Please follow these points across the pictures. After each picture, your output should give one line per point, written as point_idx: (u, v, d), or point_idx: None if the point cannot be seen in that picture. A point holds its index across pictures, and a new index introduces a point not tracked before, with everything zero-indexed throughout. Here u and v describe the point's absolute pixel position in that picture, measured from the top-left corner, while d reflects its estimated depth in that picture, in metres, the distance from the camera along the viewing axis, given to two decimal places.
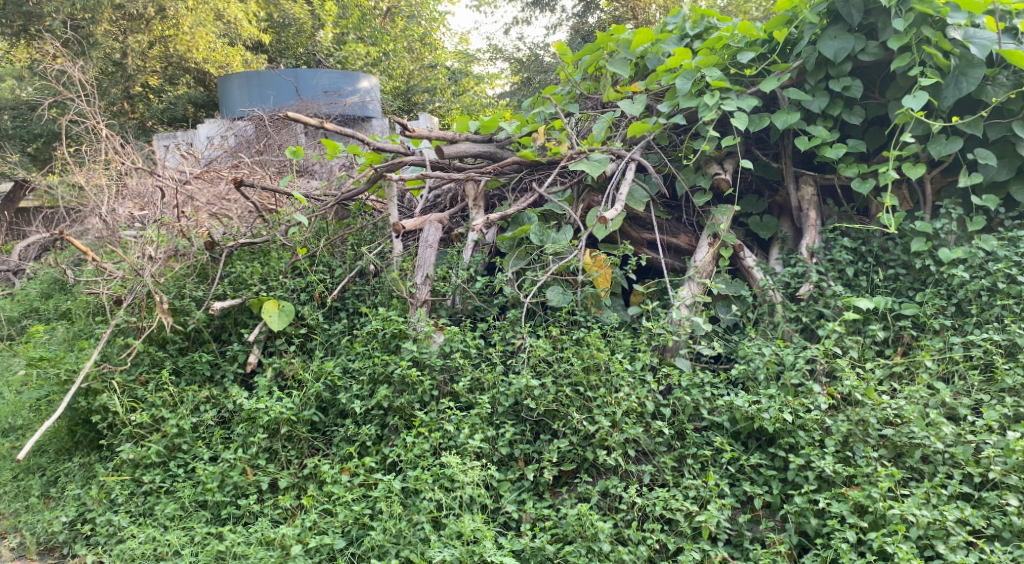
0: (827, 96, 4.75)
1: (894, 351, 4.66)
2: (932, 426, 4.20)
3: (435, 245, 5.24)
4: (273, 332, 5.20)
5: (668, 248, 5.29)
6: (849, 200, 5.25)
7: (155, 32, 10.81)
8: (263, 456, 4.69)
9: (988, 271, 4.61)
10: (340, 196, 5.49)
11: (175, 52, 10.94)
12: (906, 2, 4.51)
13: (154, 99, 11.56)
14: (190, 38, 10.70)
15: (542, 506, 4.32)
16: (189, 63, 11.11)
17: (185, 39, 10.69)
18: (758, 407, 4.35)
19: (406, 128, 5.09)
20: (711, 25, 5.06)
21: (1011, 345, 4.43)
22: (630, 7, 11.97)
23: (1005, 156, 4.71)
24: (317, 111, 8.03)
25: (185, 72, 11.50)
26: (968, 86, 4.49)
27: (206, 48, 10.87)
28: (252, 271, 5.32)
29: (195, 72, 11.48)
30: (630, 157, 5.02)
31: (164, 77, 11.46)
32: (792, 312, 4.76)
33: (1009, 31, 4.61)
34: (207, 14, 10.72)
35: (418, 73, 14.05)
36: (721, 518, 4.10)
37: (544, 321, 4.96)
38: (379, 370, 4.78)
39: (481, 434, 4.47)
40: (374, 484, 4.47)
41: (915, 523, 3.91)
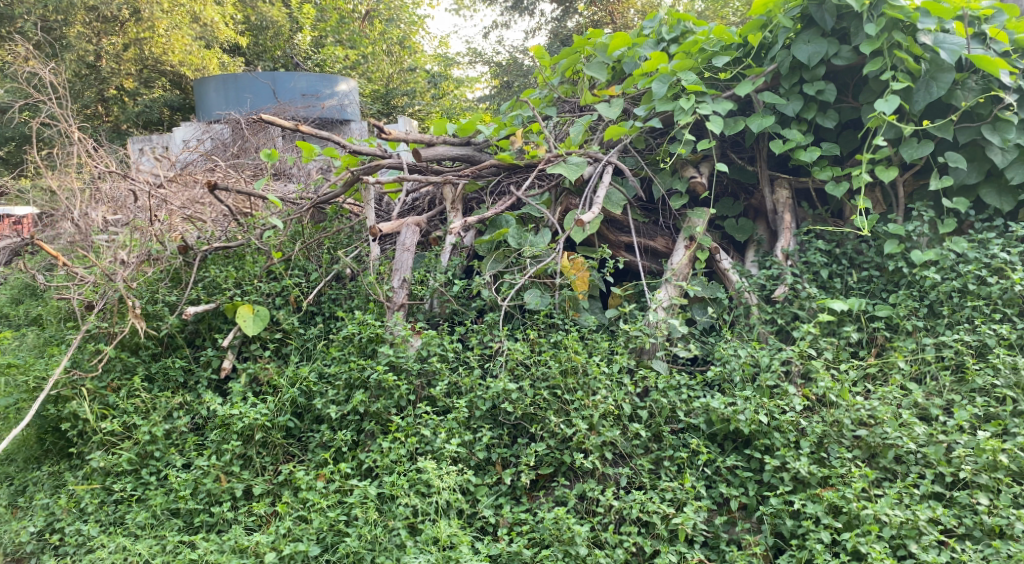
0: (801, 100, 4.81)
1: (868, 352, 4.71)
2: (905, 427, 4.25)
3: (413, 248, 5.21)
4: (247, 337, 5.15)
5: (645, 251, 5.32)
6: (823, 202, 5.32)
7: (130, 34, 10.65)
8: (238, 463, 4.64)
9: (958, 272, 4.68)
10: (315, 200, 5.42)
11: (151, 55, 10.86)
12: (878, 7, 4.57)
13: (129, 102, 11.49)
14: (166, 41, 10.60)
15: (519, 511, 4.33)
16: (165, 65, 11.08)
17: (160, 41, 10.59)
18: (734, 409, 4.38)
19: (382, 130, 5.07)
20: (688, 29, 5.08)
21: (981, 345, 4.50)
22: (608, 13, 12.26)
23: (975, 159, 4.81)
24: (296, 114, 7.98)
25: (160, 75, 11.49)
26: (938, 91, 4.58)
27: (182, 51, 10.69)
28: (226, 276, 5.27)
29: (171, 74, 11.44)
30: (607, 160, 5.04)
31: (139, 81, 11.33)
32: (768, 314, 4.82)
33: (977, 36, 4.69)
34: (182, 16, 10.60)
35: (398, 76, 14.03)
36: (697, 520, 4.12)
37: (522, 325, 4.96)
38: (356, 376, 4.76)
39: (458, 439, 4.46)
40: (351, 490, 4.44)
41: (888, 523, 3.96)
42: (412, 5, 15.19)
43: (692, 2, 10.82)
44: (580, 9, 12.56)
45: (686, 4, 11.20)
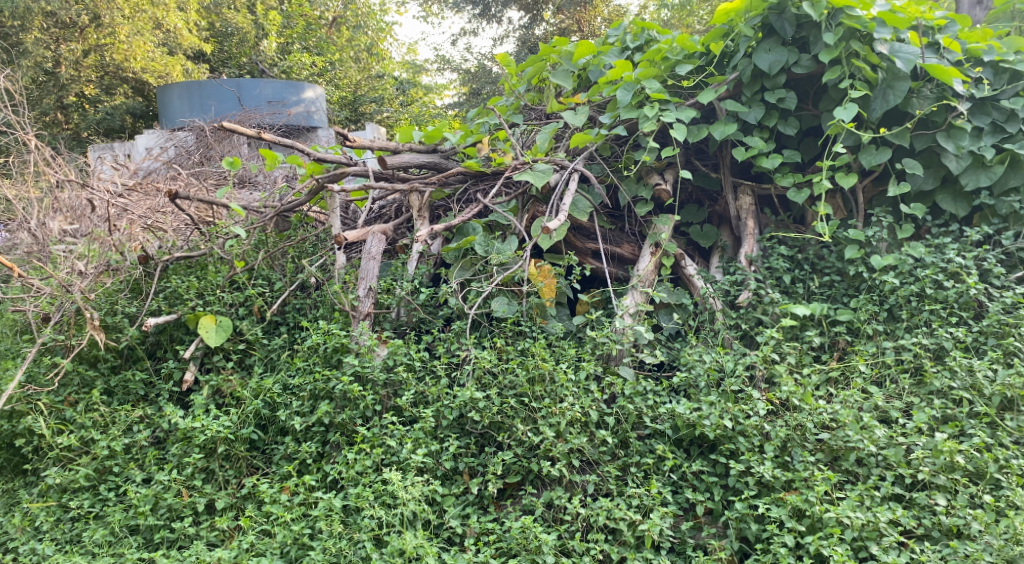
0: (763, 107, 4.91)
1: (830, 356, 4.78)
2: (866, 430, 4.31)
3: (379, 257, 5.18)
4: (210, 348, 5.07)
5: (612, 258, 5.36)
6: (785, 208, 5.41)
7: (90, 40, 10.56)
8: (200, 476, 4.57)
9: (916, 277, 4.78)
10: (279, 208, 5.35)
11: (112, 61, 10.72)
12: (836, 17, 4.67)
13: (89, 109, 11.35)
14: (128, 48, 10.47)
15: (486, 520, 4.31)
16: (127, 72, 10.95)
17: (122, 47, 10.46)
18: (699, 414, 4.42)
19: (347, 138, 5.06)
20: (651, 38, 5.15)
21: (939, 349, 4.60)
22: (576, 20, 12.80)
23: (931, 165, 4.92)
24: (261, 121, 7.97)
25: (123, 82, 11.37)
26: (895, 99, 4.70)
27: (144, 57, 10.66)
28: (188, 286, 5.18)
29: (134, 80, 11.33)
30: (574, 167, 5.07)
31: (100, 87, 11.21)
32: (732, 319, 4.89)
33: (932, 46, 4.82)
34: (145, 22, 10.52)
35: (365, 82, 14.30)
36: (663, 526, 4.14)
37: (489, 332, 4.95)
38: (321, 387, 4.71)
39: (424, 449, 4.43)
40: (316, 502, 4.39)
41: (850, 526, 4.02)
42: (379, 12, 15.23)
43: (658, 11, 11.00)
44: (547, 18, 12.73)
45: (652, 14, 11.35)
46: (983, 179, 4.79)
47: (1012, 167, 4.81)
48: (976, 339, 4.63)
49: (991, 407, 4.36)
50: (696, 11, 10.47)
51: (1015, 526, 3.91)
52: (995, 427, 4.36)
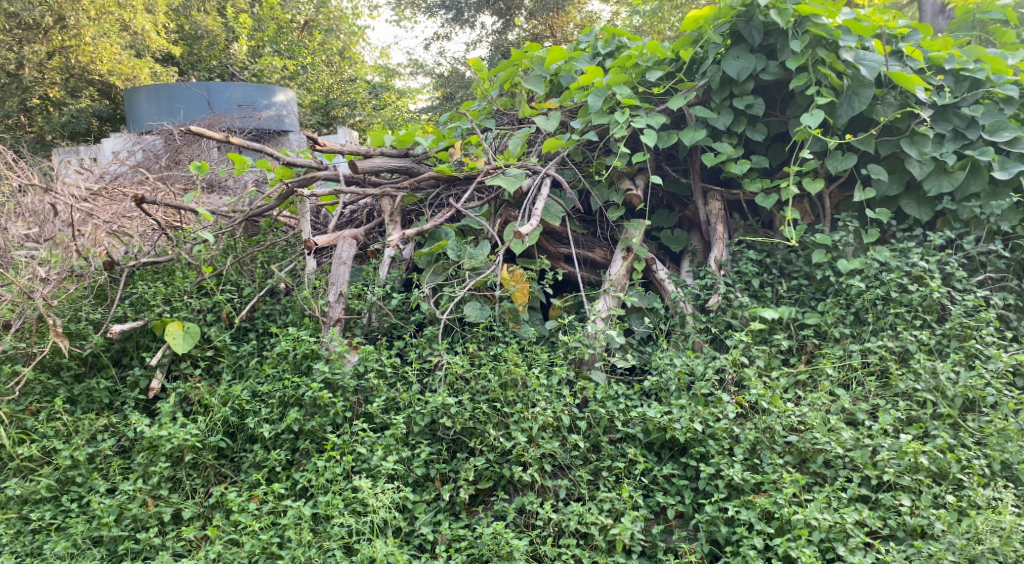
0: (731, 114, 4.99)
1: (798, 359, 4.85)
2: (833, 432, 4.37)
3: (350, 262, 5.11)
4: (177, 355, 4.99)
5: (584, 262, 5.39)
6: (754, 213, 5.49)
7: (54, 42, 10.42)
8: (166, 486, 4.49)
9: (882, 281, 4.85)
10: (248, 213, 5.31)
11: (77, 63, 10.59)
12: (802, 24, 4.78)
13: (54, 112, 11.21)
14: (93, 49, 10.37)
15: (458, 527, 4.29)
16: (93, 75, 10.83)
17: (87, 50, 10.34)
18: (670, 418, 4.45)
19: (316, 142, 5.05)
20: (622, 44, 5.22)
21: (904, 352, 4.69)
22: (549, 26, 13.10)
23: (895, 171, 5.03)
24: (231, 125, 7.81)
25: (89, 85, 11.22)
26: (860, 106, 4.80)
27: (110, 60, 10.54)
28: (154, 292, 5.11)
29: (100, 83, 11.18)
30: (546, 172, 5.09)
31: (65, 90, 11.06)
32: (702, 323, 4.94)
33: (895, 54, 4.94)
34: (111, 24, 10.39)
35: (337, 86, 14.24)
36: (634, 530, 4.16)
37: (461, 337, 4.94)
38: (290, 394, 4.66)
39: (395, 456, 4.41)
40: (285, 511, 4.34)
41: (818, 527, 4.06)
42: (350, 16, 15.19)
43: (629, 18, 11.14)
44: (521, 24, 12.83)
45: (624, 21, 11.47)
46: (945, 185, 4.88)
47: (973, 173, 4.90)
48: (939, 341, 4.71)
49: (953, 409, 4.44)
50: (667, 18, 10.60)
51: (977, 525, 3.98)
52: (958, 428, 4.45)
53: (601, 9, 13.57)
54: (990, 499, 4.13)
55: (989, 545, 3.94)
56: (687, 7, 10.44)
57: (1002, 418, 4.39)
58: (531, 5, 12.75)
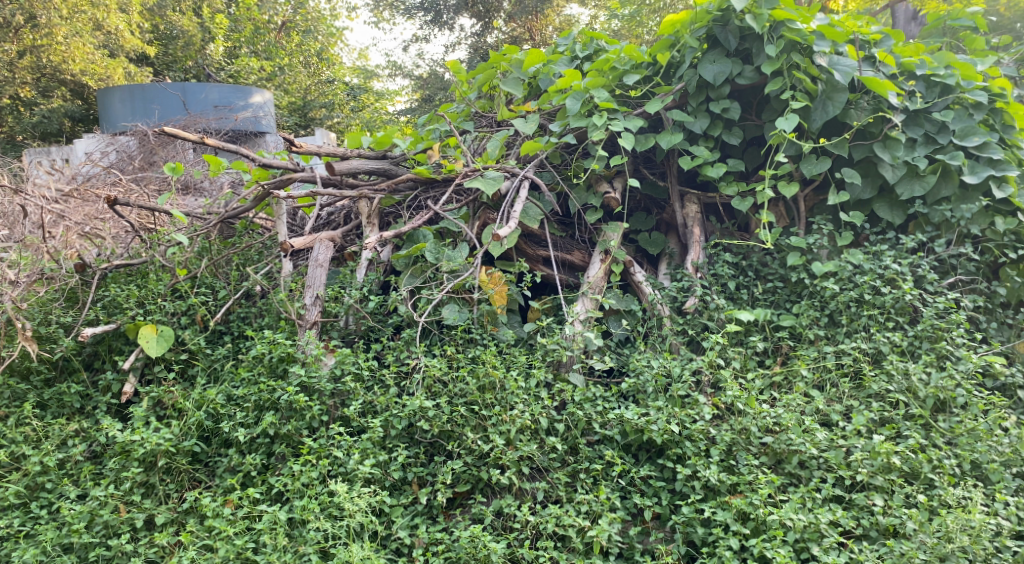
0: (708, 118, 5.04)
1: (774, 361, 4.90)
2: (807, 433, 4.41)
3: (326, 265, 5.09)
4: (151, 359, 4.94)
5: (562, 265, 5.40)
6: (730, 216, 5.54)
7: (26, 40, 10.23)
8: (139, 491, 4.43)
9: (855, 283, 4.91)
10: (224, 215, 5.24)
11: (48, 63, 10.43)
12: (777, 30, 4.83)
13: (25, 112, 11.17)
14: (65, 49, 10.24)
15: (435, 530, 4.28)
16: (65, 74, 10.68)
17: (59, 49, 10.21)
18: (647, 420, 4.47)
19: (292, 143, 5.07)
20: (600, 47, 5.29)
21: (877, 353, 4.75)
22: (527, 29, 13.12)
23: (868, 175, 5.09)
24: (206, 126, 7.77)
25: (60, 84, 11.08)
26: (834, 110, 4.86)
27: (83, 59, 10.41)
28: (128, 295, 5.05)
29: (73, 83, 11.05)
30: (524, 175, 5.10)
31: (36, 89, 10.95)
32: (679, 325, 4.97)
33: (868, 59, 5.03)
34: (85, 23, 10.26)
35: (315, 88, 14.08)
36: (612, 532, 4.17)
37: (439, 340, 4.93)
38: (265, 397, 4.62)
39: (372, 460, 4.38)
40: (260, 516, 4.30)
41: (792, 528, 4.10)
42: (328, 17, 15.16)
43: (608, 21, 11.25)
44: (500, 26, 12.89)
45: (604, 24, 11.55)
46: (917, 189, 4.96)
47: (944, 177, 4.99)
48: (911, 343, 4.77)
49: (925, 410, 4.50)
50: (645, 22, 10.68)
51: (947, 524, 4.04)
52: (929, 428, 4.51)
53: (579, 12, 13.62)
54: (960, 499, 4.18)
55: (959, 543, 4.00)
56: (666, 10, 10.51)
57: (972, 418, 4.46)
58: (510, 8, 12.81)
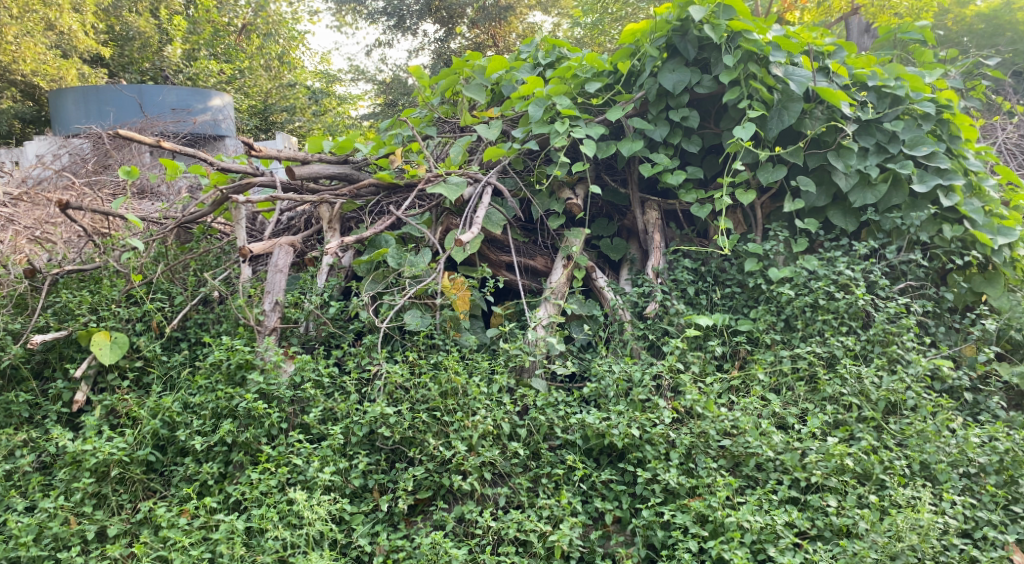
0: (667, 126, 5.12)
1: (732, 365, 4.98)
2: (764, 436, 4.48)
3: (286, 270, 5.03)
4: (104, 366, 4.83)
5: (525, 270, 5.43)
6: (689, 222, 5.62)
7: None
8: (90, 502, 4.32)
9: (810, 288, 5.01)
10: (180, 220, 5.18)
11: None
12: (734, 40, 4.94)
13: None
14: (16, 49, 9.92)
15: (396, 538, 4.24)
16: (15, 74, 10.39)
17: (9, 49, 9.86)
18: (608, 424, 4.50)
19: (252, 147, 4.98)
20: (562, 55, 5.41)
21: (831, 357, 4.84)
22: (490, 36, 13.22)
23: (823, 183, 5.21)
24: (164, 129, 7.64)
25: (10, 85, 10.72)
26: (789, 119, 4.96)
27: (34, 59, 10.14)
28: (80, 301, 4.94)
29: (23, 84, 10.76)
30: (487, 181, 5.11)
31: None
32: (640, 330, 5.02)
33: (821, 70, 5.17)
34: (36, 23, 10.05)
35: (276, 91, 13.86)
36: (573, 536, 4.18)
37: (401, 346, 4.91)
38: (223, 405, 4.55)
39: (331, 467, 4.33)
40: (216, 525, 4.22)
41: (750, 529, 4.15)
42: (290, 21, 15.05)
43: (573, 28, 11.37)
44: (463, 33, 12.94)
45: (569, 31, 11.67)
46: (869, 197, 5.08)
47: (895, 186, 5.12)
48: (863, 347, 4.88)
49: (878, 412, 4.61)
50: (607, 31, 10.79)
51: (897, 523, 4.12)
52: (881, 430, 4.62)
53: (542, 20, 13.72)
54: (910, 498, 4.27)
55: (909, 542, 4.08)
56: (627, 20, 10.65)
57: (922, 420, 4.57)
58: (473, 15, 12.91)
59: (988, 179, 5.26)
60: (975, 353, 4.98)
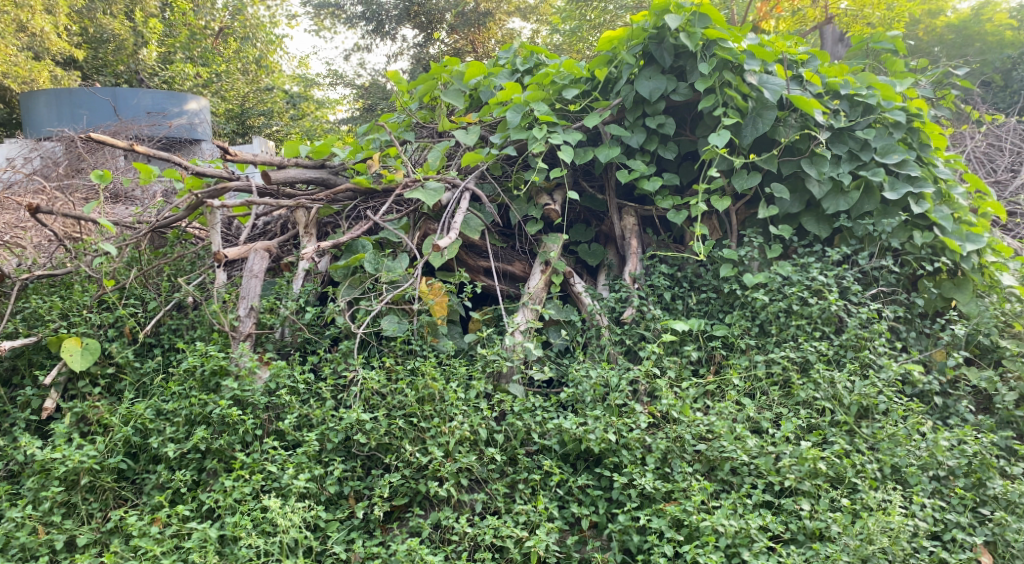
0: (644, 132, 5.18)
1: (707, 370, 5.01)
2: (739, 440, 4.51)
3: (261, 275, 4.99)
4: (74, 373, 4.75)
5: (503, 276, 5.44)
6: (666, 228, 5.67)
7: None
8: (59, 512, 4.25)
9: (784, 294, 5.06)
10: (154, 224, 5.11)
11: None
12: (709, 48, 5.00)
13: None
14: None
15: (372, 545, 4.21)
16: None
17: None
18: (585, 429, 4.51)
19: (228, 151, 4.94)
20: (540, 61, 5.41)
21: (805, 362, 4.89)
22: (469, 42, 13.34)
23: (797, 190, 5.29)
24: (140, 132, 7.59)
25: None
26: (763, 127, 5.03)
27: (6, 61, 9.87)
28: (50, 306, 4.87)
29: None
30: (465, 186, 5.13)
31: None
32: (617, 335, 5.05)
33: (795, 78, 5.25)
34: (8, 25, 9.90)
35: (253, 95, 13.58)
36: (549, 542, 4.18)
37: (378, 352, 4.89)
38: (197, 412, 4.49)
39: (307, 474, 4.29)
40: (189, 534, 4.17)
41: (724, 533, 4.18)
42: (268, 25, 15.01)
43: (553, 35, 11.47)
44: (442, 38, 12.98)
45: (550, 37, 11.77)
46: (842, 204, 5.16)
47: (866, 193, 5.20)
48: (836, 351, 4.93)
49: (850, 416, 4.66)
50: (585, 37, 10.95)
51: (869, 526, 4.16)
52: (853, 434, 4.68)
53: (521, 26, 13.81)
54: (881, 501, 4.32)
55: (880, 545, 4.13)
56: (605, 27, 10.79)
57: (893, 424, 4.64)
58: (452, 20, 12.98)
59: (957, 187, 5.35)
60: (944, 358, 5.06)
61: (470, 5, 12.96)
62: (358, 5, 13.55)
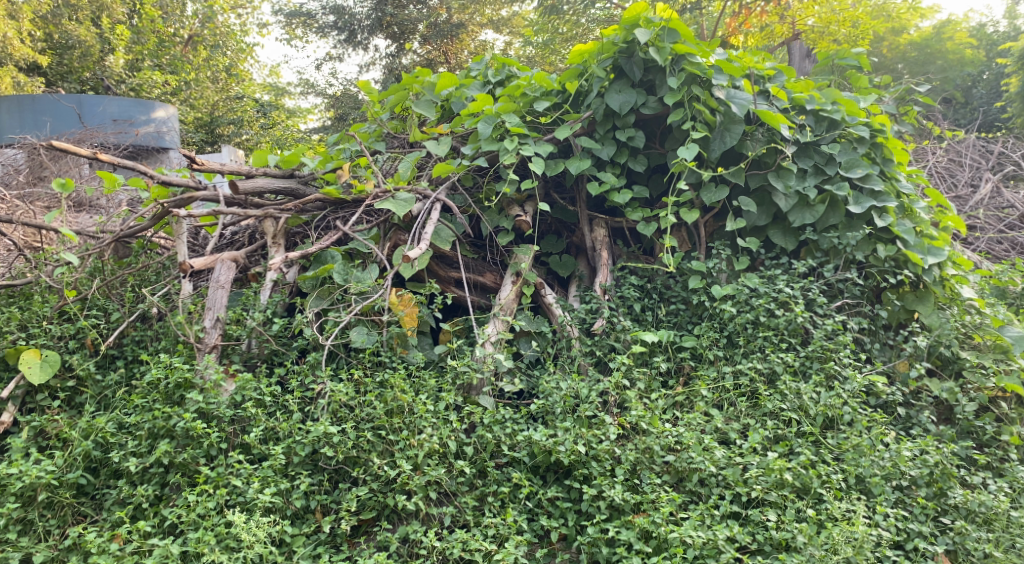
0: (614, 145, 5.21)
1: (676, 381, 5.03)
2: (707, 451, 4.52)
3: (227, 286, 4.92)
4: (33, 386, 4.64)
5: (474, 286, 5.43)
6: (636, 239, 5.71)
7: None
8: (14, 529, 4.13)
9: (751, 306, 5.11)
10: (118, 233, 5.01)
11: None
12: (678, 63, 5.07)
13: None
14: None
15: (339, 559, 4.15)
16: None
17: None
18: (555, 440, 4.51)
19: (194, 159, 4.88)
20: (512, 73, 5.45)
21: (772, 373, 4.94)
22: (442, 52, 13.34)
23: (764, 203, 5.36)
24: (105, 140, 7.49)
25: None
26: (731, 141, 5.09)
27: None
28: (8, 317, 4.78)
29: None
30: (435, 197, 5.12)
31: None
32: (587, 346, 5.08)
33: (762, 93, 5.33)
34: None
35: (222, 103, 13.82)
36: (518, 554, 4.16)
37: (347, 364, 4.84)
38: (160, 425, 4.39)
39: (272, 488, 4.22)
40: (150, 550, 4.08)
41: (692, 544, 4.17)
42: (237, 33, 14.95)
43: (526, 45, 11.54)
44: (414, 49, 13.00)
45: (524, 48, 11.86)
46: (807, 217, 5.24)
47: (832, 207, 5.27)
48: (802, 362, 4.98)
49: (816, 427, 4.71)
50: (556, 50, 11.17)
51: (834, 536, 4.21)
52: (819, 445, 4.72)
53: (494, 38, 13.90)
54: (845, 511, 4.35)
55: (844, 554, 4.17)
56: (576, 39, 11.02)
57: (858, 435, 4.69)
58: (425, 30, 12.97)
59: (919, 201, 5.46)
60: (907, 369, 5.15)
61: (443, 16, 12.99)
62: (330, 15, 13.53)
